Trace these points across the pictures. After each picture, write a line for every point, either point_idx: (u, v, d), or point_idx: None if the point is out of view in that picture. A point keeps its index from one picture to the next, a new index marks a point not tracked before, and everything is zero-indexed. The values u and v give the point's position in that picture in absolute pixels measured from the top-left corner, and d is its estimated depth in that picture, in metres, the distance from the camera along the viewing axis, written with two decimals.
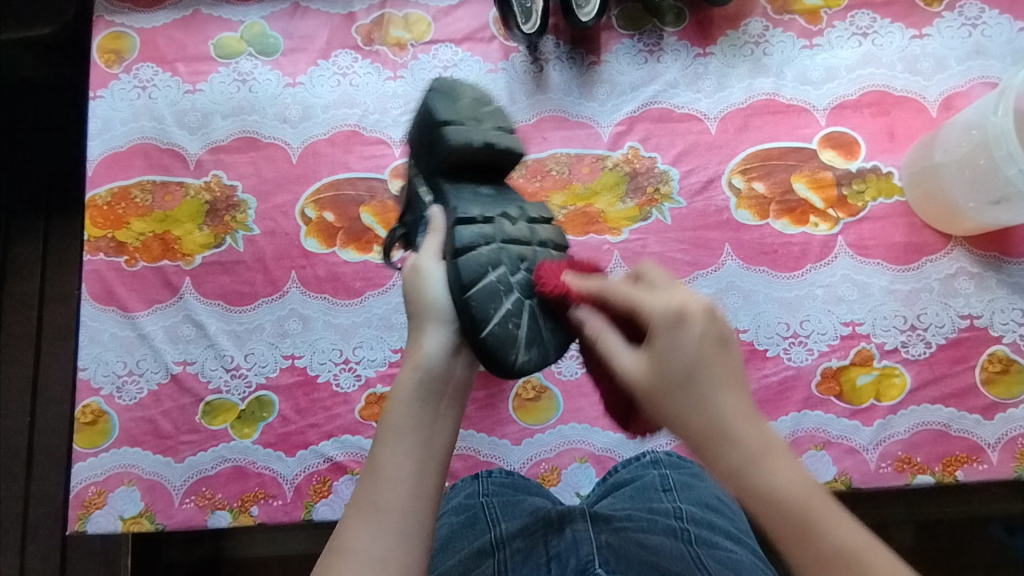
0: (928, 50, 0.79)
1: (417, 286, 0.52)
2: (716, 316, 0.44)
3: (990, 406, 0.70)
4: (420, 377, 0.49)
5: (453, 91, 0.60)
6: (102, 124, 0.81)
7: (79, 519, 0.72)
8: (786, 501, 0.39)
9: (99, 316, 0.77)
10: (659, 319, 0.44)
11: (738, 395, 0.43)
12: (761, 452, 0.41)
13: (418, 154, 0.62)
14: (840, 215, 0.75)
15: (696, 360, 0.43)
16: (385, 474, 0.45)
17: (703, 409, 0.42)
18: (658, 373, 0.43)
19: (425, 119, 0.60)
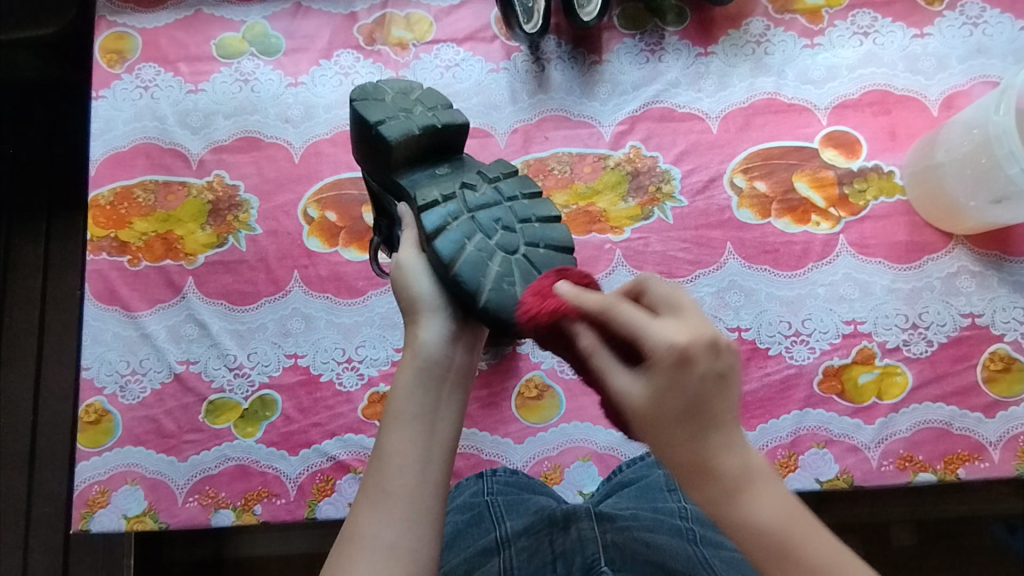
0: (929, 49, 0.79)
1: (401, 283, 0.52)
2: (725, 348, 0.39)
3: (992, 404, 0.70)
4: (420, 365, 0.49)
5: (371, 92, 0.57)
6: (104, 124, 0.81)
7: (83, 518, 0.72)
8: (769, 534, 0.38)
9: (102, 315, 0.77)
10: (664, 359, 0.39)
11: (734, 432, 0.39)
12: (753, 490, 0.39)
13: (365, 164, 0.59)
14: (841, 214, 0.76)
15: (700, 399, 0.38)
16: (390, 463, 0.46)
17: (698, 448, 0.39)
18: (657, 414, 0.39)
19: (357, 129, 0.58)
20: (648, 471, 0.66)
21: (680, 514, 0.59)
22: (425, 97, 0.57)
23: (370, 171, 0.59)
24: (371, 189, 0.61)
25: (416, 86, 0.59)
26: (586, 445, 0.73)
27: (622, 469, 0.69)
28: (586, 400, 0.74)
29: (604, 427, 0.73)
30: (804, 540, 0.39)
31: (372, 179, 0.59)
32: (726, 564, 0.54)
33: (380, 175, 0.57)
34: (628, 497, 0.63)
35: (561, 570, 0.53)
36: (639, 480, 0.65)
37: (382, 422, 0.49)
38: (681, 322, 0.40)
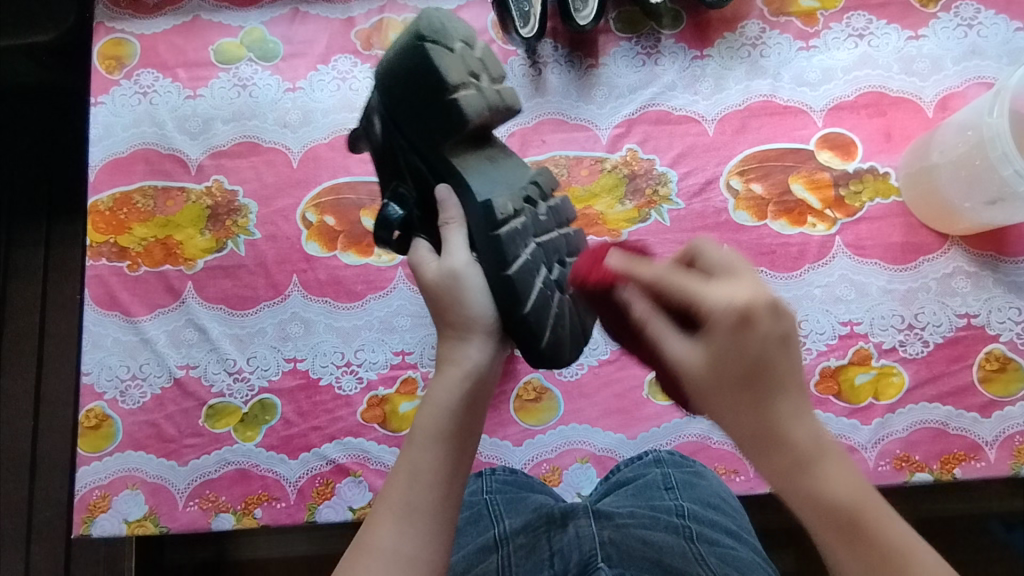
0: (924, 50, 0.80)
1: (458, 290, 0.52)
2: (785, 312, 0.42)
3: (987, 404, 0.71)
4: (465, 387, 0.49)
5: (442, 34, 0.56)
6: (103, 130, 0.82)
7: (84, 522, 0.72)
8: (836, 501, 0.40)
9: (102, 320, 0.77)
10: (720, 318, 0.42)
11: (796, 395, 0.42)
12: (812, 459, 0.41)
13: (405, 109, 0.56)
14: (837, 216, 0.76)
15: (760, 364, 0.41)
16: (423, 480, 0.46)
17: (758, 410, 0.41)
18: (715, 374, 0.42)
19: (417, 68, 0.55)
20: (645, 469, 0.66)
21: (677, 511, 0.59)
22: (488, 62, 0.58)
23: (411, 121, 0.56)
24: (397, 143, 0.59)
25: (477, 38, 0.59)
26: (584, 447, 0.73)
27: (620, 467, 0.70)
28: (585, 402, 0.74)
29: (602, 428, 0.73)
30: (870, 517, 0.40)
31: (406, 130, 0.57)
32: (722, 560, 0.55)
33: (429, 133, 0.55)
34: (626, 496, 0.64)
35: (558, 567, 0.54)
36: (637, 479, 0.65)
37: (415, 433, 0.49)
38: (741, 286, 0.43)
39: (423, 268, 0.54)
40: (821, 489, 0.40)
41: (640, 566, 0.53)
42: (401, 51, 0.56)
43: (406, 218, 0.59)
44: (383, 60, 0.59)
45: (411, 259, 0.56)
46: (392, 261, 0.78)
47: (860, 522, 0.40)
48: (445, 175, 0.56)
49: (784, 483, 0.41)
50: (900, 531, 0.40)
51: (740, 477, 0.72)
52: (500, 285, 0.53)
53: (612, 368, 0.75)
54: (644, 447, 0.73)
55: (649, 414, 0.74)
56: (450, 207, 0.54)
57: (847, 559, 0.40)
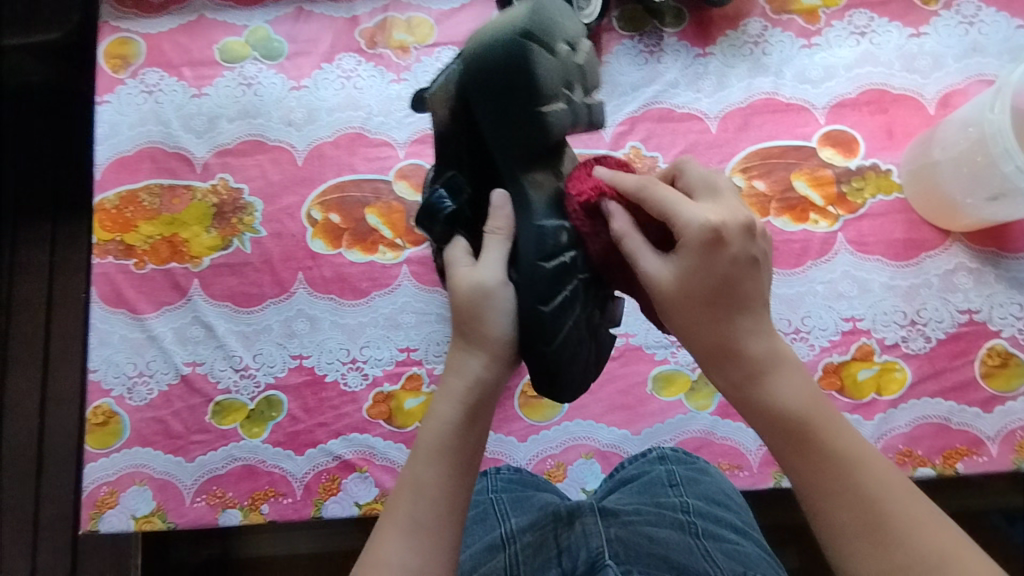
0: (926, 48, 0.80)
1: (484, 308, 0.51)
2: (752, 233, 0.45)
3: (989, 400, 0.71)
4: (466, 402, 0.49)
5: (548, 33, 0.52)
6: (109, 129, 0.82)
7: (92, 518, 0.73)
8: (789, 411, 0.43)
9: (108, 318, 0.78)
10: (695, 238, 0.44)
11: (756, 315, 0.45)
12: (768, 371, 0.44)
13: (486, 98, 0.54)
14: (839, 212, 0.76)
15: (729, 280, 0.44)
16: (426, 495, 0.47)
17: (718, 327, 0.44)
18: (682, 288, 0.44)
19: (510, 61, 0.52)
20: (649, 466, 0.67)
21: (683, 508, 0.60)
22: (587, 72, 0.55)
23: (488, 116, 0.54)
24: (464, 132, 0.58)
25: (582, 40, 0.56)
26: (589, 442, 0.74)
27: (624, 466, 0.70)
28: (589, 398, 0.75)
29: (606, 424, 0.74)
30: (818, 426, 0.43)
31: (481, 122, 0.55)
32: (728, 556, 0.55)
33: (505, 134, 0.54)
34: (631, 493, 0.64)
35: (566, 565, 0.54)
36: (641, 476, 0.66)
37: (419, 448, 0.49)
38: (715, 208, 0.46)
39: (456, 270, 0.54)
40: (772, 397, 0.44)
41: (648, 564, 0.52)
42: (499, 35, 0.53)
43: (455, 211, 0.59)
44: (475, 34, 0.55)
45: (448, 256, 0.56)
46: (397, 258, 0.79)
47: (812, 429, 0.43)
48: (508, 181, 0.55)
49: (741, 391, 0.45)
50: (843, 428, 0.44)
51: (744, 472, 0.73)
52: (528, 315, 0.51)
53: (616, 363, 0.76)
54: (647, 443, 0.74)
55: (653, 409, 0.74)
56: (502, 219, 0.54)
57: (796, 466, 0.43)
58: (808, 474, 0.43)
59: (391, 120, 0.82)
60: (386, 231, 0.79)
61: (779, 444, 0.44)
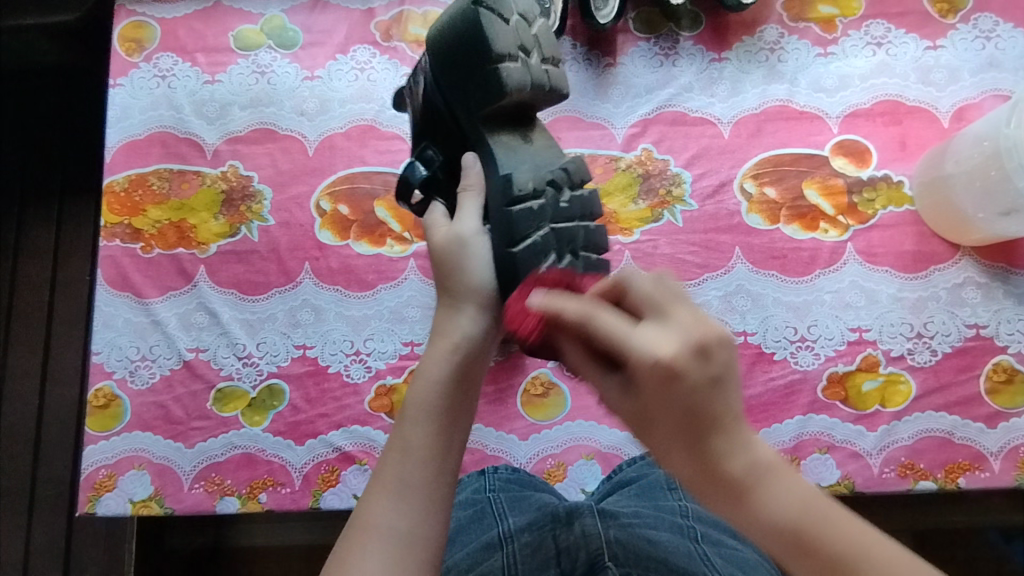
0: (942, 61, 0.80)
1: (461, 257, 0.53)
2: (709, 352, 0.36)
3: (993, 416, 0.71)
4: (454, 360, 0.50)
5: (498, 3, 0.55)
6: (121, 112, 0.82)
7: (89, 501, 0.73)
8: (790, 530, 0.36)
9: (113, 301, 0.78)
10: (646, 379, 0.36)
11: (732, 433, 0.36)
12: (762, 491, 0.36)
13: (451, 72, 0.56)
14: (850, 222, 0.76)
15: (693, 409, 0.36)
16: (414, 455, 0.47)
17: (692, 455, 0.36)
18: (644, 421, 0.37)
19: (466, 30, 0.55)
20: (648, 470, 0.67)
21: (681, 512, 0.60)
22: (543, 41, 0.56)
23: (453, 85, 0.56)
24: (434, 105, 0.60)
25: (536, 15, 0.57)
26: (590, 443, 0.73)
27: (622, 468, 0.70)
28: (591, 399, 0.75)
29: (607, 425, 0.74)
30: (822, 535, 0.35)
31: (445, 91, 0.57)
32: (727, 560, 0.55)
33: (468, 99, 0.56)
34: (629, 495, 0.64)
35: (565, 566, 0.53)
36: (640, 479, 0.66)
37: (407, 408, 0.49)
38: (666, 331, 0.37)
39: (433, 230, 0.56)
40: (770, 522, 0.36)
41: (648, 566, 0.52)
42: (457, 12, 0.56)
43: (430, 178, 0.61)
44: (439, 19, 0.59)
45: (426, 219, 0.57)
46: (404, 251, 0.78)
47: (818, 553, 0.35)
48: (475, 143, 0.56)
49: (735, 520, 0.37)
50: (855, 528, 0.36)
51: None
52: (502, 261, 0.51)
53: None
54: None
55: None
56: (474, 175, 0.55)
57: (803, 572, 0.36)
58: None
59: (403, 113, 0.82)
60: (394, 225, 0.79)
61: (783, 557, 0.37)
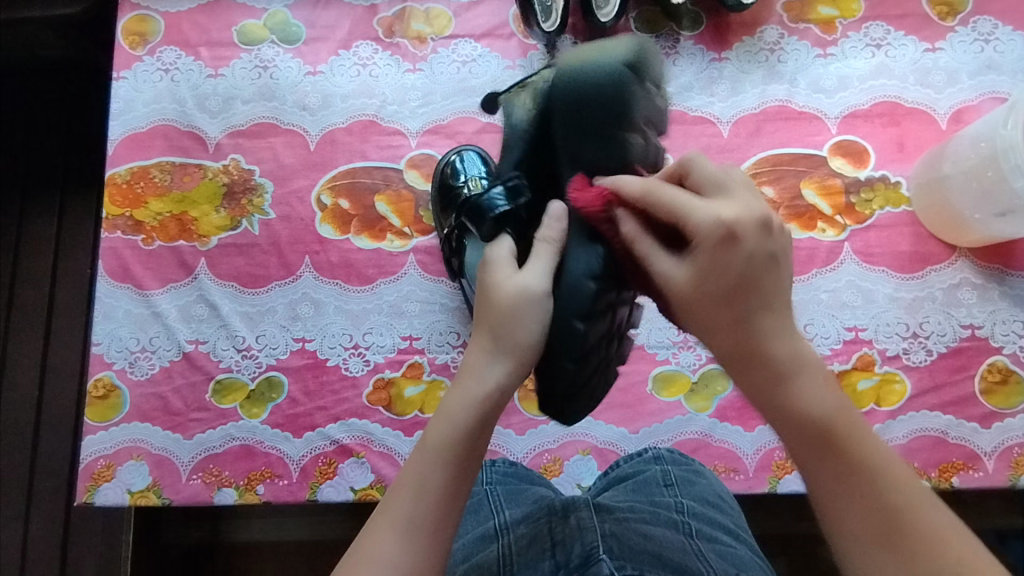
0: (940, 63, 0.80)
1: (520, 313, 0.48)
2: (768, 223, 0.41)
3: (988, 415, 0.71)
4: (483, 408, 0.46)
5: (641, 72, 0.52)
6: (124, 105, 0.83)
7: (87, 491, 0.73)
8: (812, 417, 0.39)
9: (114, 292, 0.78)
10: (707, 239, 0.41)
11: (780, 319, 0.41)
12: (795, 378, 0.40)
13: (571, 120, 0.52)
14: (847, 222, 0.77)
15: (746, 275, 0.40)
16: (428, 495, 0.42)
17: (740, 327, 0.41)
18: (699, 291, 0.41)
19: (606, 91, 0.51)
20: (645, 466, 0.67)
21: (677, 507, 0.60)
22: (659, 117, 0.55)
23: (569, 134, 0.53)
24: (533, 146, 0.58)
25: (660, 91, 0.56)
26: (586, 439, 0.74)
27: (619, 464, 0.70)
28: None
29: (604, 421, 0.74)
30: (843, 433, 0.39)
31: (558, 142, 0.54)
32: (721, 557, 0.55)
33: (577, 152, 0.53)
34: (625, 491, 0.64)
35: (559, 558, 0.53)
36: (637, 475, 0.66)
37: (426, 447, 0.44)
38: (727, 203, 0.42)
39: (497, 273, 0.51)
40: (801, 399, 0.40)
41: (643, 560, 0.51)
42: (592, 62, 0.51)
43: (509, 213, 0.60)
44: (569, 53, 0.53)
45: (492, 259, 0.53)
46: (404, 246, 0.79)
47: (839, 434, 0.39)
48: (565, 194, 0.54)
49: (767, 401, 0.41)
50: (874, 445, 0.39)
51: (739, 476, 0.72)
52: (562, 330, 0.49)
53: None
54: (644, 443, 0.74)
55: (653, 409, 0.74)
56: (557, 227, 0.52)
57: (818, 471, 0.39)
58: (829, 481, 0.39)
59: (405, 109, 0.82)
60: (394, 219, 0.79)
61: (800, 449, 0.40)
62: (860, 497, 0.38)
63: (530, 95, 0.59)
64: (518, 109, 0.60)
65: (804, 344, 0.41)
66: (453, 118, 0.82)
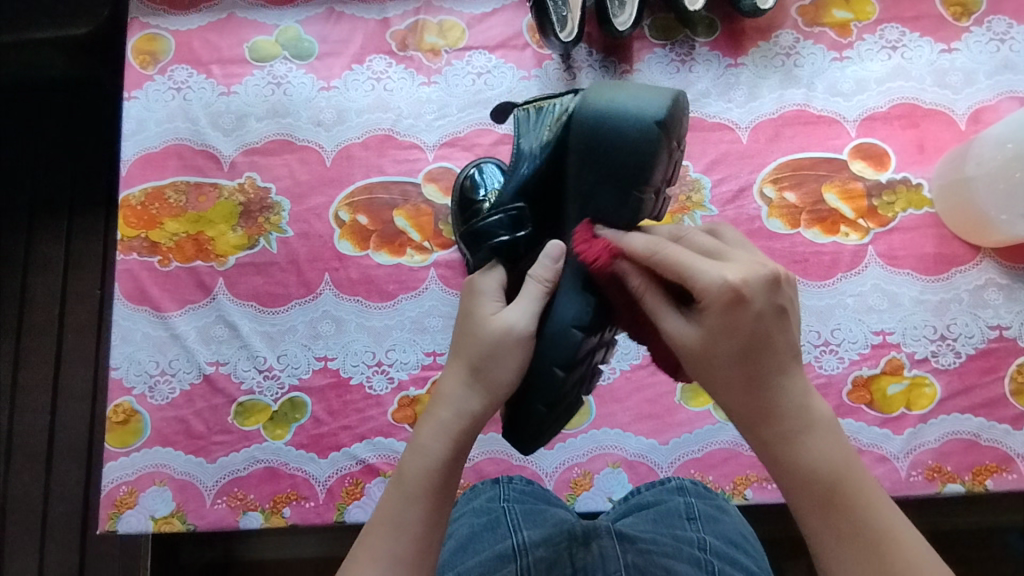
0: (957, 64, 0.80)
1: (502, 353, 0.49)
2: (779, 283, 0.43)
3: (1019, 416, 0.71)
4: (458, 442, 0.47)
5: (673, 128, 0.51)
6: (136, 125, 0.82)
7: (110, 518, 0.72)
8: (823, 476, 0.42)
9: (131, 315, 0.77)
10: (714, 300, 0.43)
11: (794, 376, 0.43)
12: (805, 436, 0.43)
13: (592, 163, 0.52)
14: (870, 225, 0.76)
15: (756, 337, 0.43)
16: (407, 533, 0.45)
17: (754, 384, 0.43)
18: (709, 351, 0.44)
19: (634, 145, 0.50)
20: (669, 496, 0.64)
21: (700, 544, 0.57)
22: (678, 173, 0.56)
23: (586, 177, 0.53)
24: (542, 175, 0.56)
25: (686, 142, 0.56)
26: (616, 451, 0.73)
27: (640, 491, 0.68)
28: (616, 406, 0.74)
29: (634, 433, 0.73)
30: (851, 492, 0.42)
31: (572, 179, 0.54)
32: None
33: (591, 194, 0.53)
34: (646, 520, 0.61)
35: None
36: (660, 504, 0.63)
37: (404, 481, 0.46)
38: (732, 265, 0.44)
39: (481, 308, 0.51)
40: (811, 461, 0.43)
41: None
42: (630, 117, 0.50)
43: (508, 244, 0.58)
44: (599, 98, 0.52)
45: (477, 292, 0.53)
46: (424, 261, 0.78)
47: (843, 491, 0.42)
48: (568, 237, 0.55)
49: (778, 454, 0.43)
50: (883, 506, 0.42)
51: (771, 486, 0.72)
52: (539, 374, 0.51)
53: (644, 372, 0.75)
54: (674, 456, 0.73)
55: (681, 419, 0.73)
56: (552, 270, 0.52)
57: (820, 527, 0.42)
58: (831, 536, 0.42)
59: (421, 122, 0.81)
60: (414, 234, 0.78)
61: (802, 505, 0.43)
62: (853, 549, 0.41)
63: (548, 120, 0.55)
64: (531, 129, 0.56)
65: (817, 400, 0.44)
66: (469, 130, 0.81)
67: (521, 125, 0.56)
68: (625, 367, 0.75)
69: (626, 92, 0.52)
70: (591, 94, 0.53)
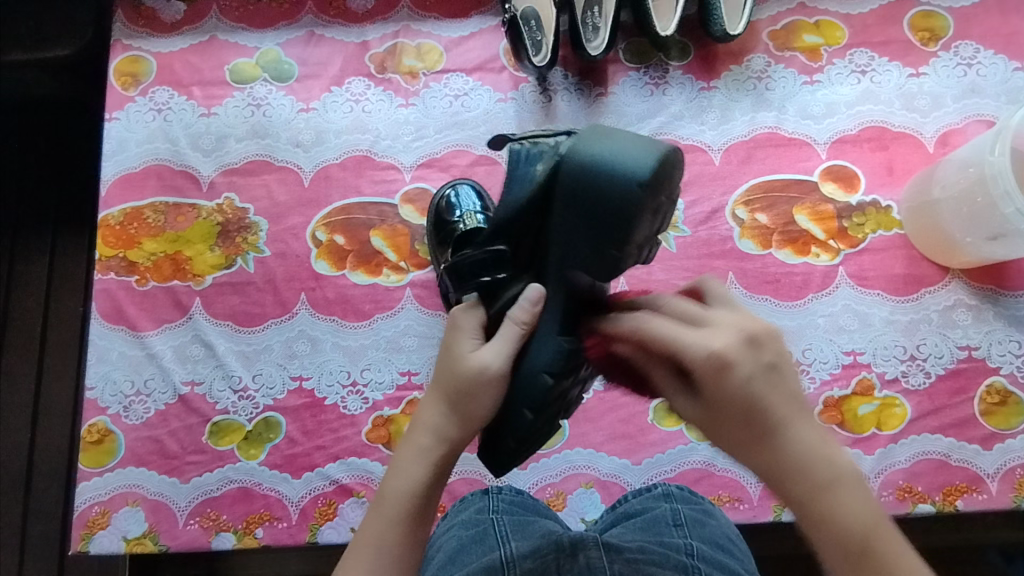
0: (925, 88, 0.82)
1: (478, 392, 0.48)
2: (758, 342, 0.41)
3: (989, 436, 0.71)
4: (436, 468, 0.48)
5: (660, 185, 0.47)
6: (116, 145, 0.83)
7: (82, 539, 0.72)
8: (848, 533, 0.38)
9: (108, 334, 0.77)
10: (703, 367, 0.40)
11: (812, 425, 0.40)
12: (821, 496, 0.39)
13: (574, 214, 0.49)
14: (840, 246, 0.77)
15: (756, 401, 0.40)
16: (386, 552, 0.45)
17: (774, 449, 0.40)
18: (714, 416, 0.41)
19: (616, 203, 0.47)
20: (654, 504, 0.63)
21: (686, 550, 0.55)
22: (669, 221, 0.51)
23: (570, 228, 0.50)
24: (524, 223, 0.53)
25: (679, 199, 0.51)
26: (589, 472, 0.73)
27: (627, 499, 0.66)
28: (589, 426, 0.75)
29: (606, 453, 0.74)
30: (882, 550, 0.38)
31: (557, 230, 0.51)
32: None
33: (574, 246, 0.50)
34: (633, 529, 0.60)
35: None
36: (645, 513, 0.62)
37: (385, 502, 0.47)
38: (712, 329, 0.42)
39: (459, 349, 0.51)
40: (834, 519, 0.39)
41: None
42: (615, 171, 0.47)
43: (491, 283, 0.56)
44: (586, 148, 0.49)
45: (455, 331, 0.52)
46: (400, 280, 0.78)
47: (872, 552, 0.38)
48: (548, 283, 0.52)
49: (804, 518, 0.39)
50: (911, 556, 0.38)
51: (744, 505, 0.72)
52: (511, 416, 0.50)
53: (617, 393, 0.76)
54: (649, 475, 0.73)
55: (654, 439, 0.74)
56: (530, 312, 0.50)
57: None
58: None
59: (398, 144, 0.82)
60: (390, 254, 0.79)
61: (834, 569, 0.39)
62: None
63: (540, 160, 0.52)
64: (522, 165, 0.52)
65: (829, 453, 0.40)
66: (446, 151, 0.82)
67: (514, 162, 0.53)
68: (598, 387, 0.76)
69: (617, 144, 0.48)
70: (581, 143, 0.49)
